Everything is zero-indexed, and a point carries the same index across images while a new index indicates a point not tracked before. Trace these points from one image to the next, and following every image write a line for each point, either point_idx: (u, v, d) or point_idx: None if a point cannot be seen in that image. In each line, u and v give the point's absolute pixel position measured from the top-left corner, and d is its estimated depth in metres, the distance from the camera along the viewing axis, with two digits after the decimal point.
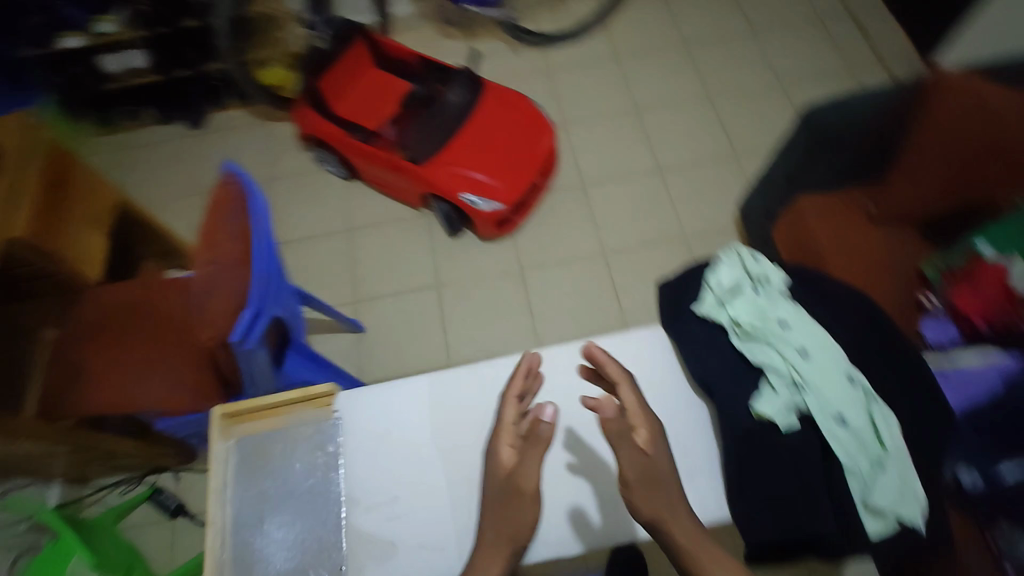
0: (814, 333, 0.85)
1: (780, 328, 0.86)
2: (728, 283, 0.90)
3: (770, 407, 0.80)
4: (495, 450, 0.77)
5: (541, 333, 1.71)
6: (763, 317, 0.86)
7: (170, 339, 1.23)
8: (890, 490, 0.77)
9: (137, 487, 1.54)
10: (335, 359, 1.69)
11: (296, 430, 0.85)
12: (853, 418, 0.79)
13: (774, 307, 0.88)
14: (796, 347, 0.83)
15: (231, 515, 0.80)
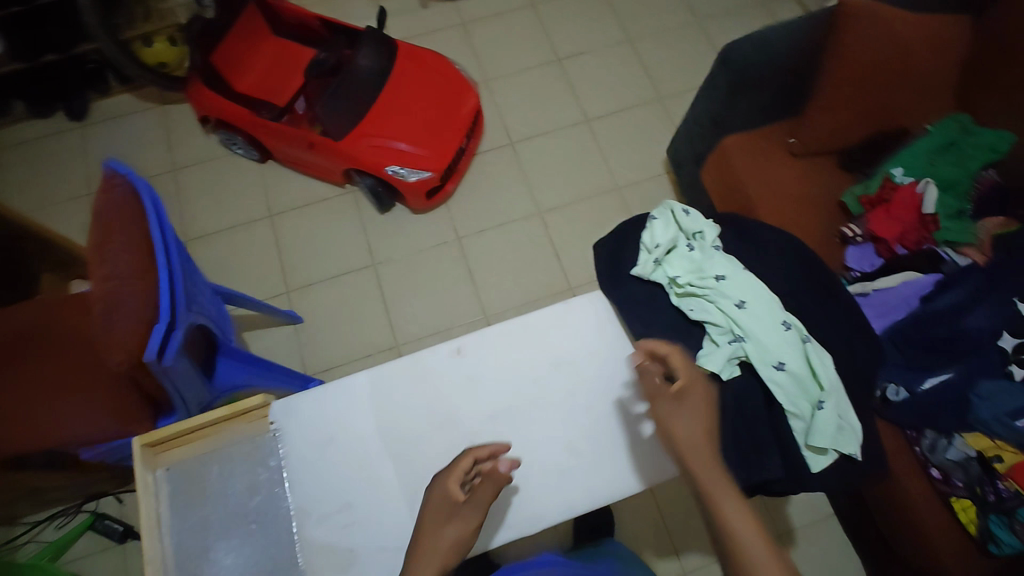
0: (750, 282, 0.87)
1: (716, 282, 0.87)
2: (664, 241, 0.91)
3: (712, 360, 0.82)
4: (444, 480, 0.75)
5: (486, 301, 1.68)
6: (700, 274, 0.88)
7: (81, 362, 1.13)
8: (828, 425, 0.81)
9: (76, 517, 1.44)
10: (275, 354, 1.61)
11: (230, 450, 0.82)
12: (790, 361, 0.82)
13: (710, 261, 0.89)
14: (733, 299, 0.85)
15: (173, 549, 0.77)
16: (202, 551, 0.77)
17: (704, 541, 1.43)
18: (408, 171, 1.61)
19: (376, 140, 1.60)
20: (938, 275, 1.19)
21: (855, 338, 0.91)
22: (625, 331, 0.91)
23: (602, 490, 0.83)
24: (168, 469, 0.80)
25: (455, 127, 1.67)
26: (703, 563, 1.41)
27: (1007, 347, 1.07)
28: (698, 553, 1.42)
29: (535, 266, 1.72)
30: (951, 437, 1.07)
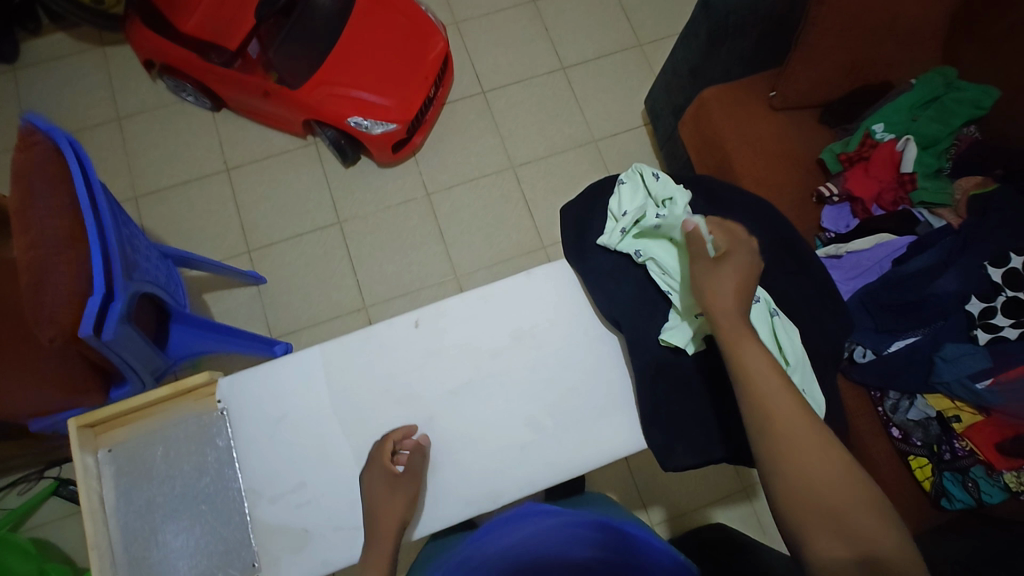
0: None
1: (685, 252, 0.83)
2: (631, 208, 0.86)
3: (679, 335, 0.80)
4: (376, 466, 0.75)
5: (457, 259, 1.63)
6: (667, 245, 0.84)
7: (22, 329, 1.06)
8: None
9: (38, 483, 1.41)
10: (237, 316, 1.56)
11: (176, 429, 0.78)
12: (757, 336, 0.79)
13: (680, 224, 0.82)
14: None
15: (119, 532, 0.74)
16: (149, 534, 0.75)
17: (670, 496, 1.46)
18: (372, 122, 1.52)
19: (336, 89, 1.50)
20: (913, 236, 1.17)
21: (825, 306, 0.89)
22: (591, 301, 0.88)
23: (565, 462, 0.83)
24: (111, 449, 0.77)
25: (422, 75, 1.56)
26: (669, 516, 1.45)
27: (974, 311, 1.07)
28: (664, 507, 1.45)
29: (508, 223, 1.67)
30: (913, 398, 1.10)
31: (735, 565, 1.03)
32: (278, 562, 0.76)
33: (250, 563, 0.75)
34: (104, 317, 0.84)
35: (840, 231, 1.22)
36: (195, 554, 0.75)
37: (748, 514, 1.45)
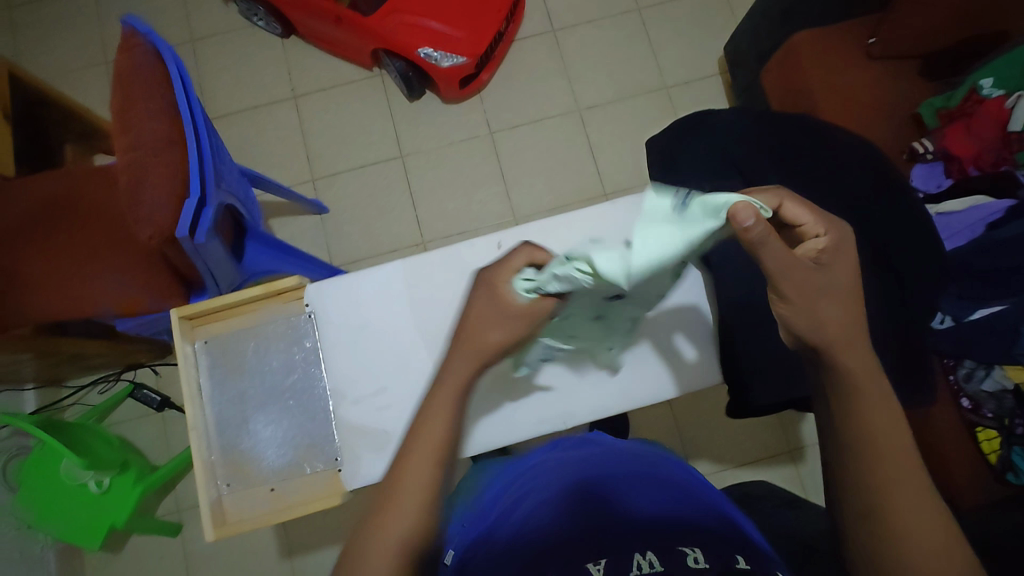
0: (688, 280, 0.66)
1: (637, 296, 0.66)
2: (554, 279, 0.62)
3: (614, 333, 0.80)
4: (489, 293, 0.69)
5: (516, 201, 1.62)
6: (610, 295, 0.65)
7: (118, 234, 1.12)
8: None
9: (115, 385, 1.51)
10: (300, 242, 1.60)
11: (267, 327, 0.84)
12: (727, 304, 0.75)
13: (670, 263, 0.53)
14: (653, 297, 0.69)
15: (215, 418, 0.82)
16: (241, 421, 0.82)
17: (714, 451, 1.47)
18: (441, 54, 1.49)
19: (407, 17, 1.47)
20: (1014, 200, 1.08)
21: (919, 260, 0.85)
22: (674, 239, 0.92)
23: (638, 392, 0.86)
24: (206, 341, 0.84)
25: (493, 8, 1.52)
26: (711, 470, 1.46)
27: None
28: (707, 462, 1.46)
29: (570, 167, 1.64)
30: (989, 368, 1.06)
31: (784, 517, 1.04)
32: (359, 459, 0.80)
33: (334, 458, 0.81)
34: (196, 222, 0.87)
35: (930, 191, 1.17)
36: (283, 443, 0.82)
37: (791, 475, 1.45)
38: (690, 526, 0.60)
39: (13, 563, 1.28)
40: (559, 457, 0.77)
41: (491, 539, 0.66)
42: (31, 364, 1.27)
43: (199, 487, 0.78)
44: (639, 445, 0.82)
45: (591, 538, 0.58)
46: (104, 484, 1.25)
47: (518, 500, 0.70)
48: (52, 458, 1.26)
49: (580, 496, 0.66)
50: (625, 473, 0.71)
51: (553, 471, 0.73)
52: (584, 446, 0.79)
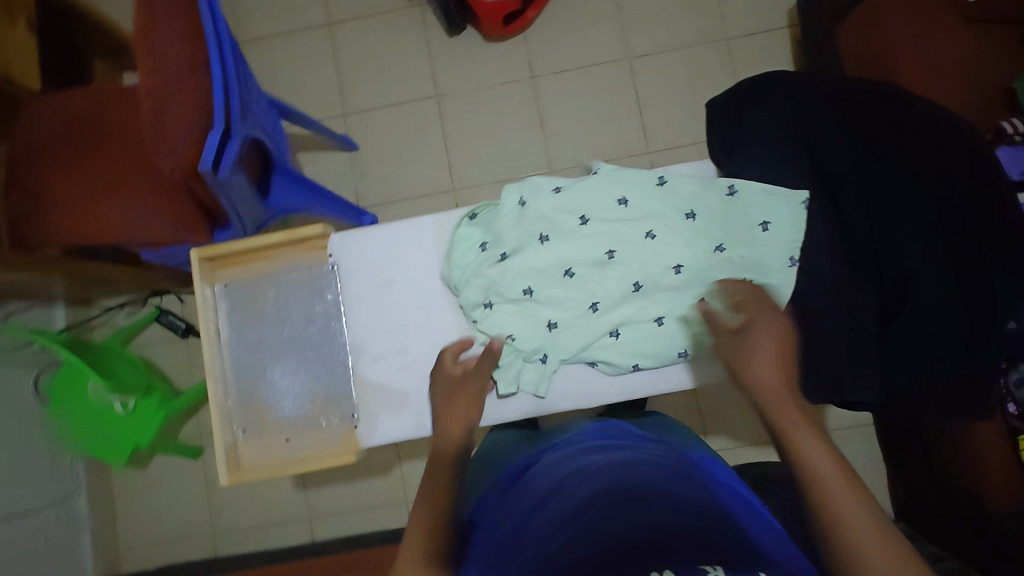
0: (602, 281, 0.82)
1: (573, 268, 0.82)
2: (551, 188, 0.84)
3: (588, 196, 0.83)
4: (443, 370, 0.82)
5: (554, 153, 1.54)
6: (545, 272, 0.82)
7: (143, 161, 1.08)
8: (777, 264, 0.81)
9: (142, 310, 1.53)
10: (328, 179, 1.56)
11: (288, 277, 0.89)
12: (699, 212, 0.83)
13: (594, 276, 0.82)
14: (604, 249, 0.82)
15: (232, 364, 0.87)
16: (259, 369, 0.87)
17: (735, 428, 1.43)
18: None
19: None
20: None
21: (1009, 266, 0.76)
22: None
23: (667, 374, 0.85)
24: (226, 285, 0.88)
25: None
26: (727, 446, 1.43)
27: None
28: (725, 437, 1.43)
29: (613, 120, 1.54)
30: None
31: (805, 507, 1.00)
32: (375, 415, 0.85)
33: (350, 415, 0.86)
34: (220, 156, 0.83)
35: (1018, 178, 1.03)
36: (299, 395, 0.87)
37: None
38: (705, 541, 0.57)
39: (44, 469, 1.34)
40: (584, 461, 0.74)
41: (512, 558, 0.61)
42: (61, 284, 1.28)
43: (217, 428, 0.84)
44: (667, 447, 0.81)
45: (607, 558, 0.56)
46: (127, 406, 1.27)
47: (536, 506, 0.68)
48: (77, 380, 1.29)
49: (603, 505, 0.63)
50: (664, 475, 0.70)
51: (573, 477, 0.71)
52: (611, 451, 0.77)
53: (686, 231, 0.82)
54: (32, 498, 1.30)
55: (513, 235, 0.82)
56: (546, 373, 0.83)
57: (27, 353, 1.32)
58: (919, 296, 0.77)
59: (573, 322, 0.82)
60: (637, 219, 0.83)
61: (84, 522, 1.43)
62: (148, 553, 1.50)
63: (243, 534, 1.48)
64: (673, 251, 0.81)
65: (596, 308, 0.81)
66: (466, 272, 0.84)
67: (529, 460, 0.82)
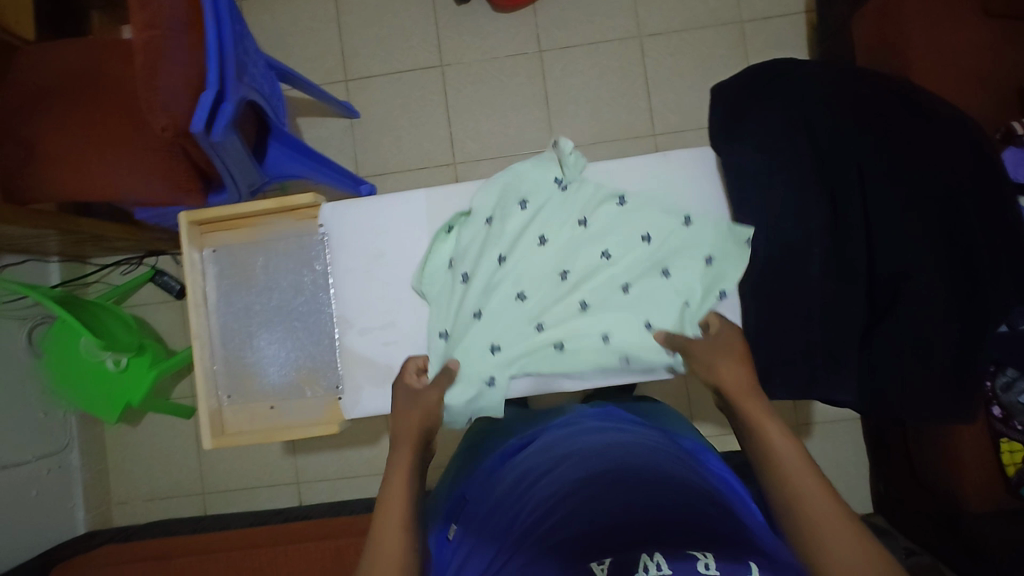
0: (556, 300, 0.84)
1: (523, 289, 0.84)
2: (517, 203, 0.86)
3: (550, 210, 0.86)
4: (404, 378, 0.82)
5: (557, 130, 1.51)
6: (497, 287, 0.83)
7: (137, 117, 1.07)
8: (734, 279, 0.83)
9: (137, 269, 1.53)
10: (327, 145, 1.54)
11: (274, 243, 0.88)
12: (654, 235, 0.85)
13: (547, 295, 0.84)
14: (558, 269, 0.85)
15: (220, 330, 0.87)
16: (246, 336, 0.87)
17: (722, 416, 1.44)
18: None
19: None
20: None
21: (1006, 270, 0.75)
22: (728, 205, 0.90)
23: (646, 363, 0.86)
24: (215, 250, 0.88)
25: None
26: (712, 433, 1.44)
27: None
28: (711, 424, 1.44)
29: (619, 99, 1.51)
30: None
31: None
32: (360, 386, 0.85)
33: (335, 385, 0.86)
34: (214, 117, 0.82)
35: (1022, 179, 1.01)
36: (285, 363, 0.87)
37: None
38: (696, 517, 0.58)
39: (37, 422, 1.35)
40: (577, 445, 0.76)
41: (506, 539, 0.63)
42: (55, 240, 1.28)
43: (204, 392, 0.84)
44: (659, 433, 0.82)
45: (600, 531, 0.56)
46: (120, 363, 1.29)
47: (530, 488, 0.70)
48: (69, 335, 1.29)
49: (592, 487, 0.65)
50: (654, 458, 0.71)
51: (567, 461, 0.72)
52: (604, 436, 0.78)
53: (640, 254, 0.85)
54: (25, 449, 1.32)
55: (473, 253, 0.85)
56: (493, 398, 0.81)
57: (19, 307, 1.32)
58: (911, 297, 0.76)
59: (522, 342, 0.83)
60: (596, 241, 0.86)
61: (76, 475, 1.45)
62: (139, 508, 1.52)
63: (233, 494, 1.50)
64: (623, 272, 0.85)
65: (541, 327, 0.83)
66: (433, 287, 0.86)
67: (525, 448, 0.84)
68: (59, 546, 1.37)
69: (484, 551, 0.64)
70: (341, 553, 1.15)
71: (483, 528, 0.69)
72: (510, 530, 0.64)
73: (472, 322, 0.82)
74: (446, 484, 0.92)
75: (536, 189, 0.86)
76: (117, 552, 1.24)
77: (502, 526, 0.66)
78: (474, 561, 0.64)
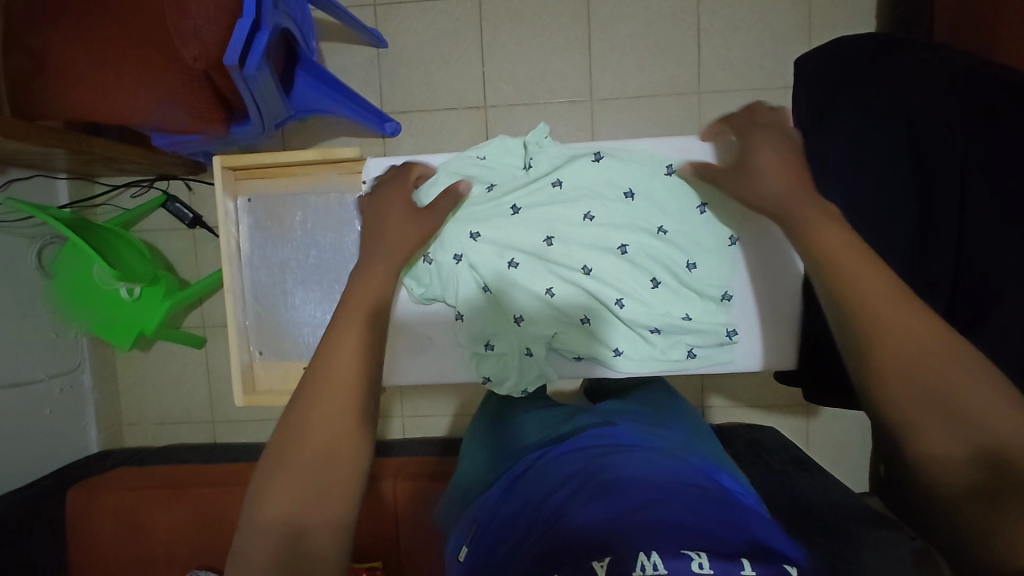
0: (584, 295, 0.84)
1: (551, 290, 0.84)
2: (508, 207, 0.85)
3: (551, 206, 0.84)
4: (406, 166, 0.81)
5: (596, 78, 1.42)
6: (528, 287, 0.84)
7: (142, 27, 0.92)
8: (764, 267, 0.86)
9: (148, 192, 1.47)
10: (351, 76, 1.44)
11: (307, 196, 0.84)
12: (671, 228, 0.84)
13: (541, 266, 0.84)
14: (580, 265, 0.84)
15: (251, 285, 0.85)
16: (281, 293, 0.85)
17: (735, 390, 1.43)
18: None
19: None
20: None
21: None
22: None
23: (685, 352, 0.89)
24: (249, 199, 0.85)
25: None
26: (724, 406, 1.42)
27: None
28: (723, 398, 1.43)
29: (666, 51, 1.41)
30: None
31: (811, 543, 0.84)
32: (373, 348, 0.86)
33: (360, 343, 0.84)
34: (248, 49, 0.79)
35: None
36: (320, 324, 0.85)
37: (804, 431, 1.42)
38: (703, 533, 0.57)
39: (47, 342, 1.34)
40: (581, 450, 0.75)
41: (506, 554, 0.62)
42: (64, 157, 1.21)
43: (235, 348, 0.83)
44: (668, 440, 0.79)
45: (586, 542, 0.56)
46: (133, 292, 1.25)
47: (532, 497, 0.69)
48: (82, 260, 1.25)
49: (584, 500, 0.63)
50: (655, 466, 0.69)
51: (563, 465, 0.72)
52: (610, 441, 0.76)
53: (625, 210, 0.85)
54: (35, 369, 1.31)
55: (452, 239, 0.84)
56: (535, 365, 0.84)
57: (26, 225, 1.28)
58: (994, 321, 0.65)
59: (562, 339, 0.84)
60: (573, 200, 0.85)
61: (88, 395, 1.46)
62: (149, 432, 1.54)
63: (244, 426, 1.52)
64: (616, 232, 0.84)
65: (551, 294, 0.83)
66: (462, 291, 0.84)
67: (522, 445, 0.84)
68: (71, 463, 1.40)
69: (487, 562, 0.63)
70: None
71: (486, 537, 0.69)
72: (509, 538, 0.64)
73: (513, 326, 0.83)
74: (456, 478, 0.91)
75: (492, 155, 0.88)
76: (128, 477, 1.26)
77: (503, 537, 0.66)
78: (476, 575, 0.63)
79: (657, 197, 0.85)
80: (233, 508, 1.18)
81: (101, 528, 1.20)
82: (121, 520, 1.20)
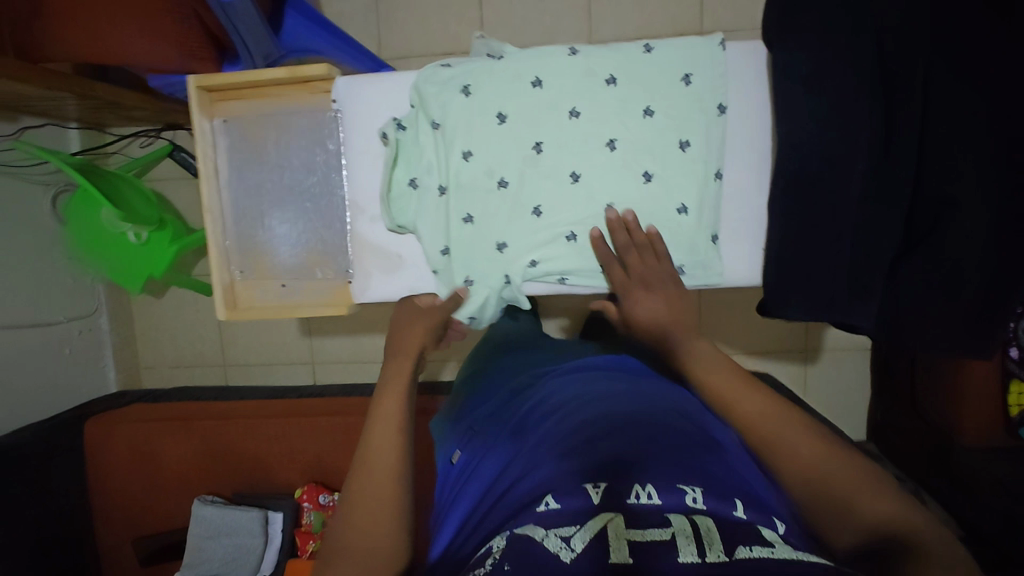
0: (577, 205, 0.83)
1: (534, 213, 0.84)
2: (495, 115, 0.83)
3: (532, 105, 0.83)
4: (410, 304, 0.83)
5: (595, 20, 1.39)
6: (506, 219, 0.84)
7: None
8: (739, 190, 0.84)
9: (156, 142, 1.51)
10: (348, 23, 1.44)
11: (285, 119, 0.91)
12: (659, 111, 0.82)
13: (531, 177, 0.84)
14: (568, 173, 0.83)
15: (231, 204, 0.93)
16: (259, 214, 0.93)
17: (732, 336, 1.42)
18: None
19: None
20: None
21: None
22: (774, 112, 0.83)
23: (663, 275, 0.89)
24: (224, 120, 0.92)
25: None
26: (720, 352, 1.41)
27: None
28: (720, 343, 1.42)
29: None
30: None
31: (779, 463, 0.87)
32: (369, 274, 0.90)
33: (345, 270, 0.92)
34: None
35: None
36: (295, 244, 0.93)
37: (803, 376, 1.41)
38: (697, 470, 0.57)
39: (66, 287, 1.41)
40: (580, 387, 0.74)
41: (499, 477, 0.63)
42: (72, 104, 1.24)
43: (215, 265, 0.92)
44: (667, 383, 0.78)
45: (581, 471, 0.57)
46: (141, 236, 1.30)
47: (529, 425, 0.70)
48: (90, 205, 1.29)
49: (585, 433, 0.63)
50: (653, 406, 0.69)
51: (558, 397, 0.73)
52: (609, 381, 0.76)
53: (610, 99, 0.83)
54: (55, 311, 1.38)
55: (437, 163, 0.85)
56: (511, 292, 0.84)
57: (39, 172, 1.33)
58: (954, 231, 0.67)
59: (538, 260, 0.83)
60: (557, 101, 0.83)
61: (106, 338, 1.53)
62: (165, 374, 1.62)
63: (253, 369, 1.58)
64: (605, 127, 0.83)
65: (538, 212, 0.83)
66: (431, 215, 0.86)
67: (516, 383, 0.84)
68: (93, 400, 1.48)
69: (481, 485, 0.64)
70: (348, 429, 1.22)
71: (478, 457, 0.70)
72: (507, 461, 0.65)
73: (496, 253, 0.83)
74: (449, 396, 0.93)
75: (475, 72, 0.84)
76: (144, 411, 1.34)
77: (495, 460, 0.66)
78: (464, 498, 0.64)
79: (632, 118, 0.83)
80: (240, 439, 1.25)
81: (118, 456, 1.29)
82: (137, 448, 1.28)
